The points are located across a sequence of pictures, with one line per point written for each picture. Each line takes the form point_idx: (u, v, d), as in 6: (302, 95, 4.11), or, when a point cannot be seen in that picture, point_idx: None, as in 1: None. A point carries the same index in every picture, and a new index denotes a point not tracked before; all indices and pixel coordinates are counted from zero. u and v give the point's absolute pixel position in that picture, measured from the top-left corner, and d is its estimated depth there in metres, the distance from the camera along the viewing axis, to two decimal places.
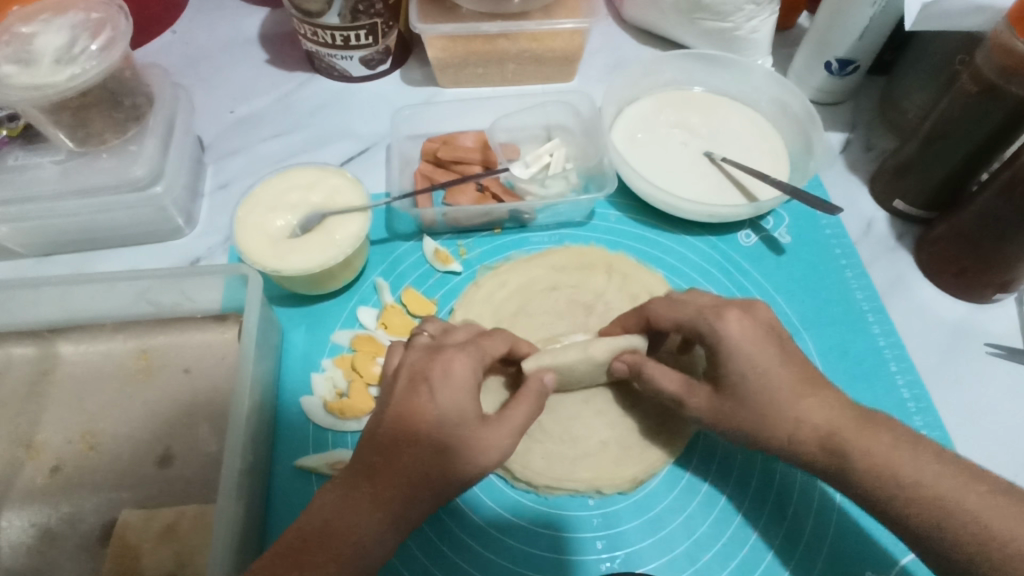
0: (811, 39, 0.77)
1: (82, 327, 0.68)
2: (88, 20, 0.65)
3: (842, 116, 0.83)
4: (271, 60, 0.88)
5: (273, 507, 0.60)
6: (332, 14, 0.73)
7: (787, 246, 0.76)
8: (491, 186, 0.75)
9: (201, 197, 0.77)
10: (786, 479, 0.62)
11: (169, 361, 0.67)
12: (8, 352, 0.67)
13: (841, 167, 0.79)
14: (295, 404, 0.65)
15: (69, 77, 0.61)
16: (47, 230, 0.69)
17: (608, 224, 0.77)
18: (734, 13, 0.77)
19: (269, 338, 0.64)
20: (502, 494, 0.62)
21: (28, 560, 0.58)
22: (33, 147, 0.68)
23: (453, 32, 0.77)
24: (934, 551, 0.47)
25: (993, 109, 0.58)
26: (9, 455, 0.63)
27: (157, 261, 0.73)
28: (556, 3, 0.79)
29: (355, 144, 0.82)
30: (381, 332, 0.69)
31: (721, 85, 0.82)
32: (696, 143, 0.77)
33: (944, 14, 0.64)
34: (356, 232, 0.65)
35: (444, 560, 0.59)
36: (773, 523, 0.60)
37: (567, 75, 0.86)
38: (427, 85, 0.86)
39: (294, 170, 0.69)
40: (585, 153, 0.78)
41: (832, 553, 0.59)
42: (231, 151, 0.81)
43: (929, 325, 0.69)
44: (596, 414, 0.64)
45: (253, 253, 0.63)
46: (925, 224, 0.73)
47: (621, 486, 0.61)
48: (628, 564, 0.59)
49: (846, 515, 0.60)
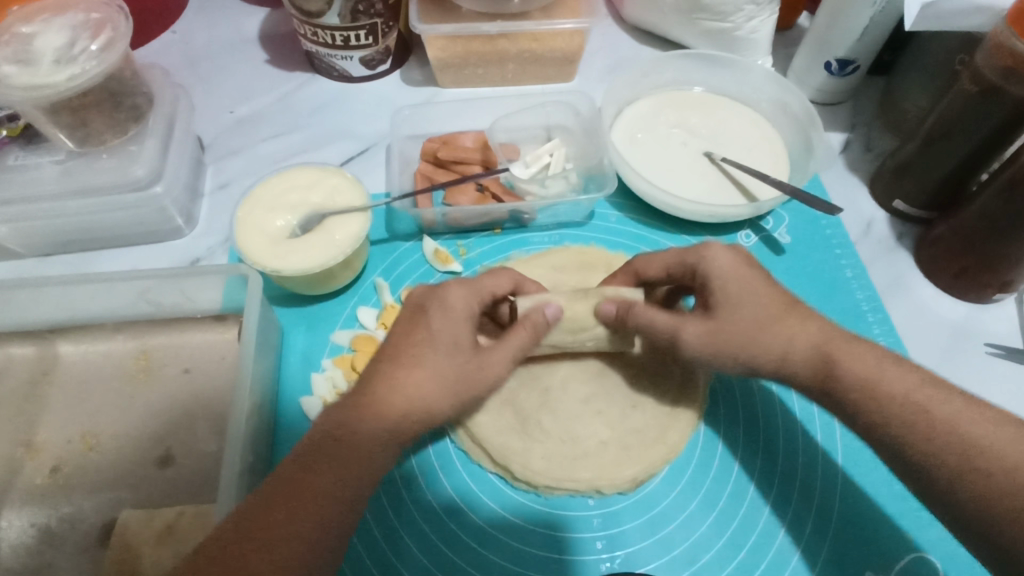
0: (811, 39, 0.77)
1: (82, 327, 0.68)
2: (88, 20, 0.65)
3: (842, 116, 0.83)
4: (271, 60, 0.88)
5: None
6: (332, 14, 0.73)
7: (787, 246, 0.76)
8: (490, 186, 0.75)
9: (201, 197, 0.77)
10: (787, 477, 0.62)
11: (169, 361, 0.66)
12: (8, 352, 0.67)
13: (842, 167, 0.79)
14: (295, 404, 0.65)
15: (69, 77, 0.61)
16: (46, 230, 0.69)
17: (608, 224, 0.77)
18: (734, 13, 0.77)
19: (269, 338, 0.64)
20: (502, 494, 0.62)
21: (27, 560, 0.58)
22: (33, 147, 0.68)
23: (453, 32, 0.77)
24: None
25: (992, 109, 0.58)
26: (9, 455, 0.63)
27: (156, 261, 0.73)
28: (556, 3, 0.79)
29: (355, 144, 0.82)
30: (381, 332, 0.68)
31: (721, 85, 0.82)
32: (696, 143, 0.77)
33: (944, 14, 0.64)
34: (356, 232, 0.65)
35: (443, 560, 0.58)
36: (775, 520, 0.60)
37: (567, 76, 0.86)
38: (427, 86, 0.86)
39: (293, 170, 0.69)
40: (585, 153, 0.78)
41: (834, 552, 0.59)
42: (231, 151, 0.81)
43: (930, 325, 0.69)
44: (597, 412, 0.64)
45: (253, 253, 0.63)
46: (925, 224, 0.73)
47: (621, 486, 0.61)
48: (628, 564, 0.59)
49: (847, 514, 0.60)
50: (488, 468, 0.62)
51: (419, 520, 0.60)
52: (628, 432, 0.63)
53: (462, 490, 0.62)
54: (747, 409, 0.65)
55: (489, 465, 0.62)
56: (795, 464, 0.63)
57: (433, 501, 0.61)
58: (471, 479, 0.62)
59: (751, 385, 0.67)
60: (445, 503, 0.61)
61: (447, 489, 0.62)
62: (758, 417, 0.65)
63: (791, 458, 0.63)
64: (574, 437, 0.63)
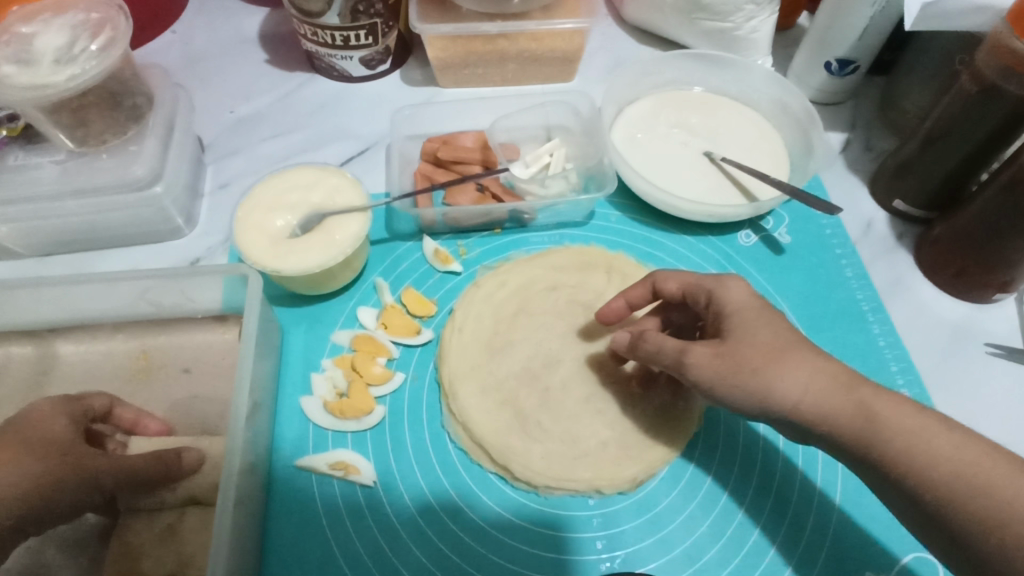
0: (811, 38, 0.77)
1: (83, 327, 0.68)
2: (88, 20, 0.65)
3: (843, 116, 0.83)
4: (270, 60, 0.88)
5: (271, 509, 0.60)
6: (332, 14, 0.73)
7: (787, 246, 0.76)
8: (490, 186, 0.75)
9: (201, 197, 0.77)
10: (786, 477, 0.62)
11: (169, 361, 0.67)
12: (8, 351, 0.67)
13: (842, 167, 0.79)
14: (295, 404, 0.65)
15: (69, 77, 0.61)
16: (46, 229, 0.69)
17: (608, 224, 0.77)
18: (735, 13, 0.77)
19: (269, 338, 0.64)
20: (502, 494, 0.62)
21: (27, 560, 0.58)
22: (33, 147, 0.68)
23: (453, 32, 0.77)
24: (948, 555, 0.46)
25: (992, 110, 0.58)
26: None
27: (156, 261, 0.73)
28: (556, 3, 0.79)
29: (354, 144, 0.82)
30: (382, 332, 0.69)
31: (721, 85, 0.82)
32: (696, 143, 0.77)
33: (944, 14, 0.64)
34: (357, 232, 0.65)
35: (444, 561, 0.58)
36: (774, 521, 0.61)
37: (567, 75, 0.86)
38: (427, 86, 0.86)
39: (292, 170, 0.69)
40: (586, 153, 0.78)
41: (832, 553, 0.59)
42: (231, 151, 0.81)
43: (930, 326, 0.69)
44: (597, 409, 0.64)
45: (253, 253, 0.63)
46: (925, 224, 0.73)
47: (621, 486, 0.61)
48: (628, 564, 0.59)
49: (847, 515, 0.61)
50: (488, 468, 0.62)
51: (418, 520, 0.60)
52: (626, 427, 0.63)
53: (462, 490, 0.62)
54: None
55: (489, 465, 0.62)
56: (795, 465, 0.63)
57: (432, 500, 0.61)
58: (470, 479, 0.62)
59: None
60: (444, 503, 0.61)
61: (446, 489, 0.62)
62: None
63: (791, 460, 0.63)
64: (574, 436, 0.62)
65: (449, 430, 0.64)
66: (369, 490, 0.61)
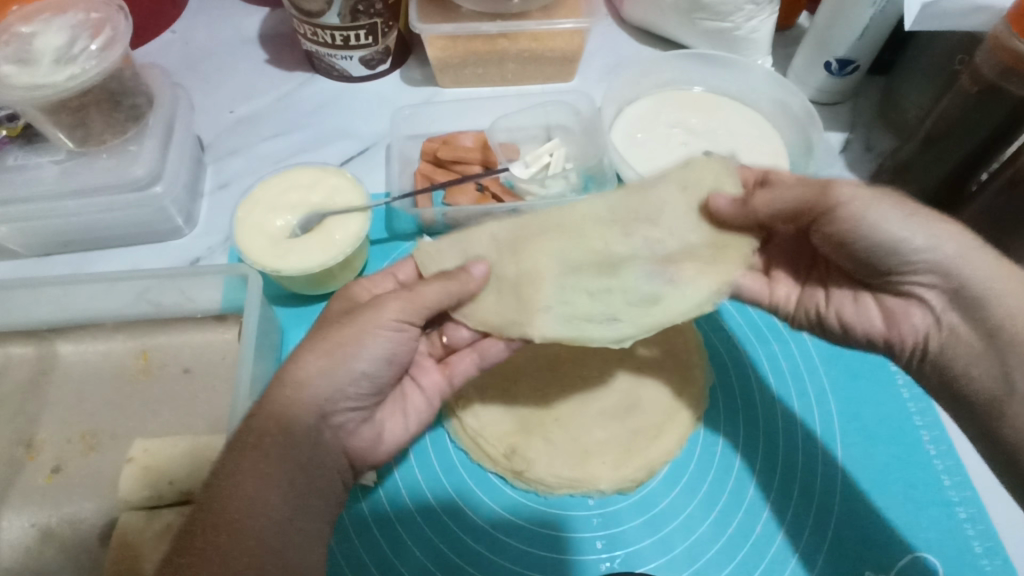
0: (811, 39, 0.77)
1: (83, 327, 0.68)
2: (88, 20, 0.65)
3: (842, 117, 0.83)
4: (271, 60, 0.88)
5: None
6: (333, 14, 0.73)
7: None
8: (491, 186, 0.74)
9: (201, 197, 0.77)
10: (787, 476, 0.62)
11: (169, 361, 0.67)
12: (7, 352, 0.67)
13: (841, 167, 0.79)
14: None
15: (69, 77, 0.61)
16: (46, 229, 0.69)
17: None
18: (734, 13, 0.77)
19: (269, 339, 0.64)
20: (502, 494, 0.62)
21: (28, 561, 0.58)
22: (33, 147, 0.67)
23: (453, 32, 0.77)
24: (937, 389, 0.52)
25: (992, 110, 0.58)
26: (9, 454, 0.63)
27: (156, 260, 0.73)
28: (556, 3, 0.79)
29: (354, 144, 0.82)
30: None
31: (721, 85, 0.82)
32: (696, 143, 0.77)
33: (944, 14, 0.64)
34: (356, 232, 0.65)
35: (442, 560, 0.59)
36: (774, 521, 0.60)
37: (567, 75, 0.86)
38: (427, 85, 0.86)
39: (292, 170, 0.69)
40: (585, 153, 0.78)
41: (833, 554, 0.59)
42: (231, 150, 0.81)
43: None
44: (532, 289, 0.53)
45: (253, 253, 0.63)
46: None
47: (621, 486, 0.61)
48: (628, 564, 0.59)
49: (847, 514, 0.61)
50: (489, 468, 0.62)
51: (418, 520, 0.60)
52: (497, 311, 0.53)
53: (461, 490, 0.62)
54: (746, 407, 0.66)
55: (489, 465, 0.62)
56: (795, 466, 0.63)
57: (432, 500, 0.61)
58: (470, 479, 0.62)
59: (751, 388, 0.67)
60: (444, 503, 0.61)
61: (446, 489, 0.62)
62: (758, 415, 0.65)
63: (791, 458, 0.63)
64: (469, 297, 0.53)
65: (449, 430, 0.64)
66: (369, 490, 0.61)
